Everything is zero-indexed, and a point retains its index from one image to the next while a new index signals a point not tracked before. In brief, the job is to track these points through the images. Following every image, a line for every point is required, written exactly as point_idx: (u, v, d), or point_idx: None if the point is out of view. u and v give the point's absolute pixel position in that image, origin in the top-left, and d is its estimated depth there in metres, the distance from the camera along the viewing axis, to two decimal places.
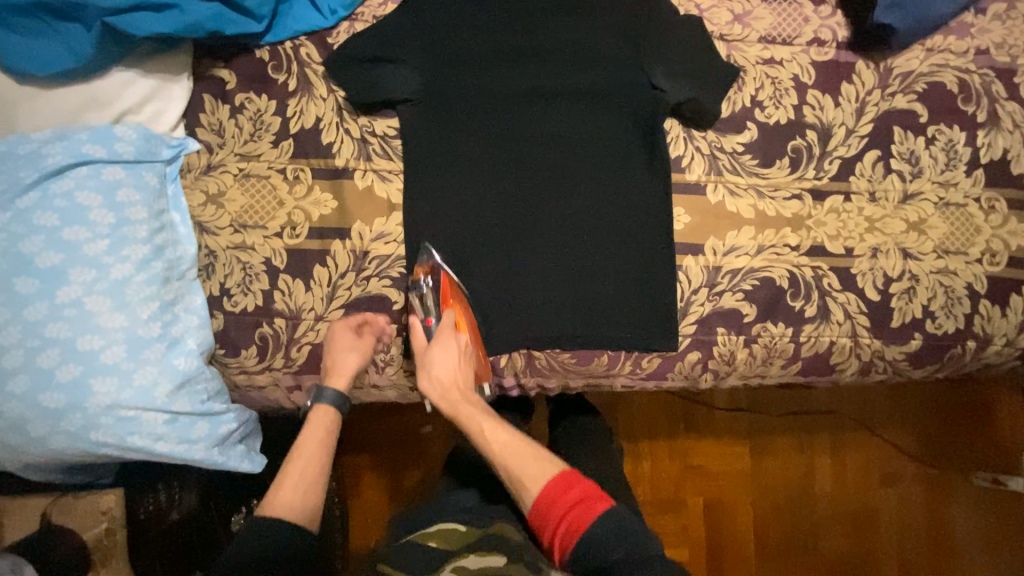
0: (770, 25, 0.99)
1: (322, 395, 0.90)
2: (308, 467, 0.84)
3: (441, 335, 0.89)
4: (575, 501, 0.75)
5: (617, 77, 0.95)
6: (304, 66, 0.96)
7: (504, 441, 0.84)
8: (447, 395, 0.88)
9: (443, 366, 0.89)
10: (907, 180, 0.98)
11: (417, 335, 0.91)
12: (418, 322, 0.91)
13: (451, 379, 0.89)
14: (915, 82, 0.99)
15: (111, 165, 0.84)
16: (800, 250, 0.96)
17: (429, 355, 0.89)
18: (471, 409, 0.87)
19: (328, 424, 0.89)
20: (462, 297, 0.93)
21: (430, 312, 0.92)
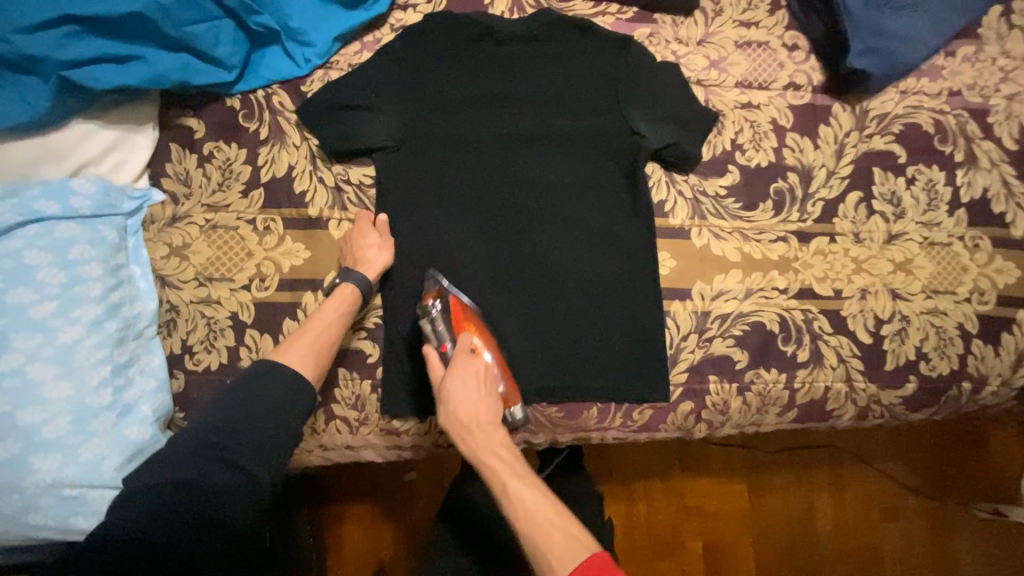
0: (746, 70, 0.99)
1: (350, 276, 0.85)
2: (312, 354, 0.80)
3: (459, 358, 0.79)
4: None
5: (596, 122, 0.94)
6: (276, 114, 0.94)
7: (529, 506, 0.70)
8: (474, 430, 0.75)
9: (467, 394, 0.77)
10: (890, 220, 0.97)
11: (432, 363, 0.80)
12: (432, 349, 0.81)
13: (476, 411, 0.76)
14: (891, 124, 0.99)
15: (65, 221, 0.80)
16: (789, 293, 0.94)
17: (447, 384, 0.77)
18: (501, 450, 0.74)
19: (348, 306, 0.85)
20: (475, 319, 0.86)
21: (445, 337, 0.82)
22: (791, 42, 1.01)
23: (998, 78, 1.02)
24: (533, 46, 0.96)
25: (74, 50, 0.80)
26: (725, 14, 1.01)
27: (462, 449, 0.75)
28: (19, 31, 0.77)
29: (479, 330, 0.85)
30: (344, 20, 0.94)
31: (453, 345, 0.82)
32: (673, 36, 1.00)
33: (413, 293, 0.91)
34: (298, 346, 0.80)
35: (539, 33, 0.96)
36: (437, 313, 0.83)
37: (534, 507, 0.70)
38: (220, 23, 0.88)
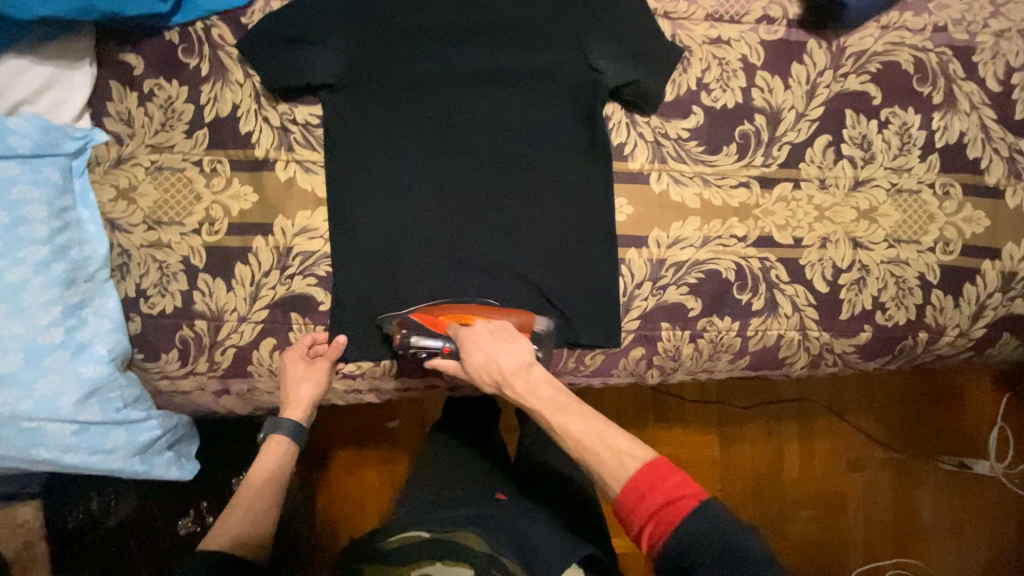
0: (717, 2, 0.93)
1: (278, 428, 0.86)
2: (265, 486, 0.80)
3: (462, 343, 0.81)
4: (661, 502, 0.62)
5: (553, 59, 0.90)
6: (217, 48, 0.89)
7: (583, 434, 0.71)
8: (507, 381, 0.78)
9: (477, 348, 0.80)
10: (858, 166, 0.94)
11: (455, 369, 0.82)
12: (439, 358, 0.83)
13: (498, 363, 0.79)
14: (869, 62, 0.94)
15: (4, 160, 0.78)
16: (747, 241, 0.92)
17: (471, 363, 0.80)
18: (549, 393, 0.76)
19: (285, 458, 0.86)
20: (455, 305, 0.88)
21: (443, 340, 0.84)
22: None
23: (988, 12, 0.95)
24: None
25: None
26: None
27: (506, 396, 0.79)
28: None
29: (458, 305, 0.88)
30: None
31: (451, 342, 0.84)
32: None
33: (364, 238, 0.90)
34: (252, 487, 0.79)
35: None
36: (428, 343, 0.83)
37: (585, 435, 0.71)
38: None
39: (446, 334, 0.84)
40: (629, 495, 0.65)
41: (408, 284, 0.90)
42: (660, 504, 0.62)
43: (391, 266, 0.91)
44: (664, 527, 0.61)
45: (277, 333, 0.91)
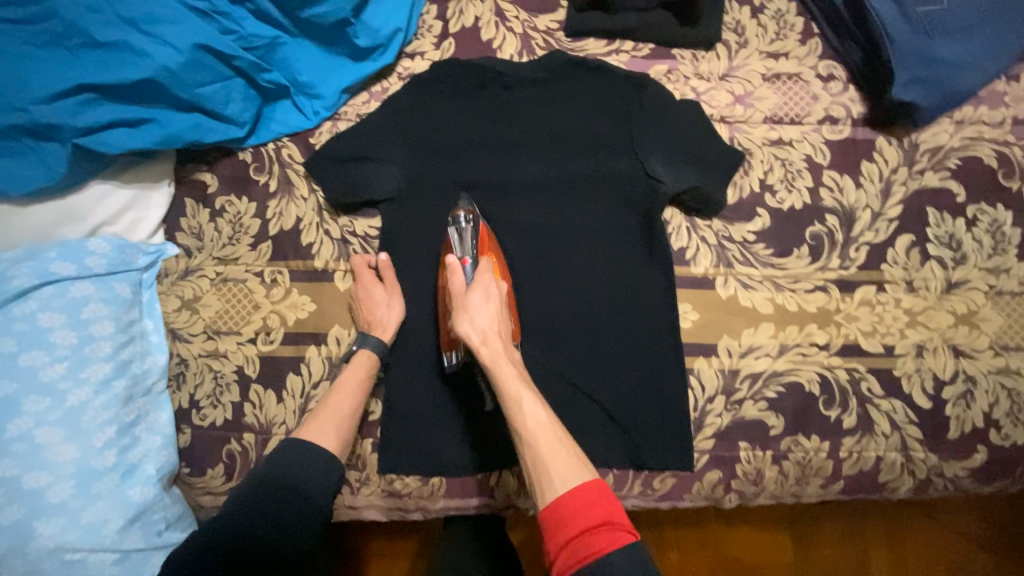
0: (774, 106, 0.91)
1: (366, 342, 0.84)
2: (342, 412, 0.79)
3: (478, 278, 0.78)
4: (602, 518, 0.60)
5: (607, 165, 0.89)
6: (286, 167, 0.94)
7: (540, 419, 0.69)
8: (490, 344, 0.73)
9: (484, 308, 0.75)
10: (949, 267, 0.86)
11: (454, 276, 0.78)
12: (454, 260, 0.80)
13: (492, 327, 0.74)
14: (946, 158, 0.89)
15: (79, 281, 0.81)
16: (831, 350, 0.84)
17: (468, 299, 0.76)
18: (518, 386, 0.71)
19: (364, 374, 0.83)
20: (497, 253, 0.85)
21: (468, 253, 0.82)
22: (827, 72, 0.92)
23: None
24: (541, 90, 0.92)
25: (89, 117, 0.79)
26: (750, 46, 0.93)
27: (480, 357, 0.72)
28: (40, 101, 0.77)
29: (502, 260, 0.85)
30: (353, 72, 0.91)
31: (473, 264, 0.81)
32: (692, 72, 0.93)
33: (420, 347, 0.88)
34: (324, 418, 0.78)
35: (547, 78, 0.91)
36: (465, 240, 0.82)
37: (555, 460, 0.65)
38: (230, 82, 0.85)
39: (476, 258, 0.81)
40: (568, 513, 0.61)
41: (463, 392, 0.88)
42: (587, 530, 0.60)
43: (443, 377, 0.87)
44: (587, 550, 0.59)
45: None
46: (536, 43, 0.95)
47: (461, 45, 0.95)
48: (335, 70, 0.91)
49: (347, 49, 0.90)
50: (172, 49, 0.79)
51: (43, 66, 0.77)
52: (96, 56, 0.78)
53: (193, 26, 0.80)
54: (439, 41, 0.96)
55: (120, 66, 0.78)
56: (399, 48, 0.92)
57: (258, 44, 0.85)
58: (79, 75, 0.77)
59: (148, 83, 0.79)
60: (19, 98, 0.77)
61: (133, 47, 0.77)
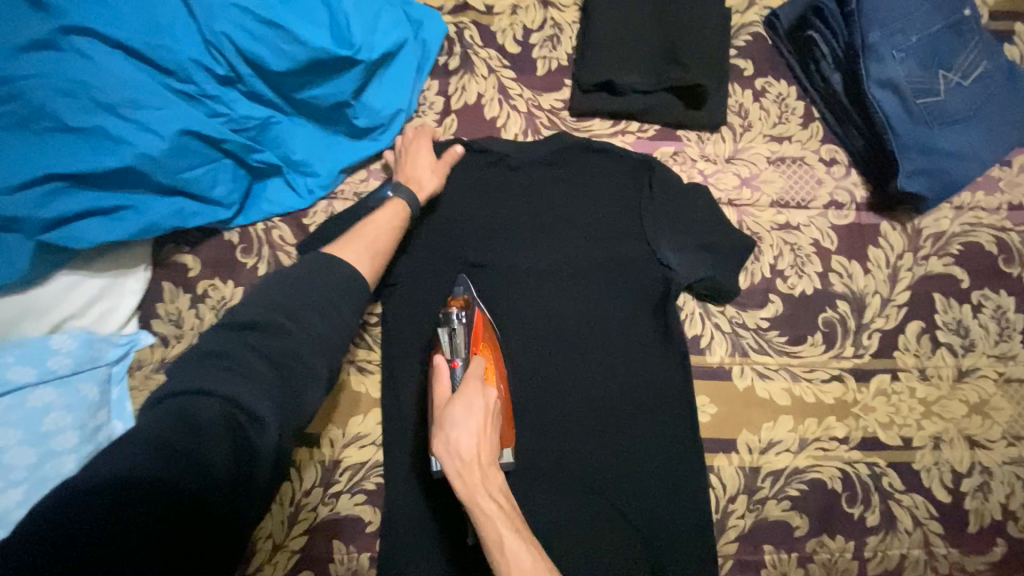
0: (781, 189, 0.91)
1: (400, 190, 0.78)
2: (376, 247, 0.72)
3: (465, 385, 0.67)
4: None
5: (618, 249, 0.86)
6: (276, 249, 0.87)
7: (523, 566, 0.59)
8: (471, 472, 0.62)
9: (469, 420, 0.64)
10: (958, 354, 0.86)
11: (441, 381, 0.70)
12: (443, 361, 0.71)
13: (479, 449, 0.63)
14: (948, 243, 0.90)
15: (39, 387, 0.73)
16: (850, 443, 0.82)
17: (451, 409, 0.64)
18: (499, 511, 0.61)
19: (399, 223, 0.76)
20: (492, 347, 0.76)
21: (459, 353, 0.73)
22: (829, 156, 0.93)
23: None
24: (549, 170, 0.89)
25: (57, 208, 0.71)
26: (754, 129, 0.93)
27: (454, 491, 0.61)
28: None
29: (494, 357, 0.76)
30: (350, 151, 0.86)
31: (464, 366, 0.72)
32: (699, 154, 0.93)
33: (417, 449, 0.79)
34: (357, 246, 0.70)
35: (555, 159, 0.89)
36: (455, 337, 0.73)
37: None
38: (218, 164, 0.79)
39: (468, 358, 0.72)
40: None
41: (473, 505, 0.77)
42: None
43: (449, 481, 0.78)
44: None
45: (316, 565, 0.78)
46: (540, 122, 0.94)
47: (465, 123, 0.93)
48: (331, 149, 0.86)
49: (343, 127, 0.86)
50: (156, 135, 0.73)
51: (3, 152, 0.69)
52: (68, 142, 0.71)
53: (178, 110, 0.74)
54: (442, 119, 0.93)
55: (96, 154, 0.71)
56: (400, 127, 0.88)
57: (250, 126, 0.79)
58: (49, 164, 0.70)
59: (127, 171, 0.73)
60: None
61: (110, 133, 0.71)
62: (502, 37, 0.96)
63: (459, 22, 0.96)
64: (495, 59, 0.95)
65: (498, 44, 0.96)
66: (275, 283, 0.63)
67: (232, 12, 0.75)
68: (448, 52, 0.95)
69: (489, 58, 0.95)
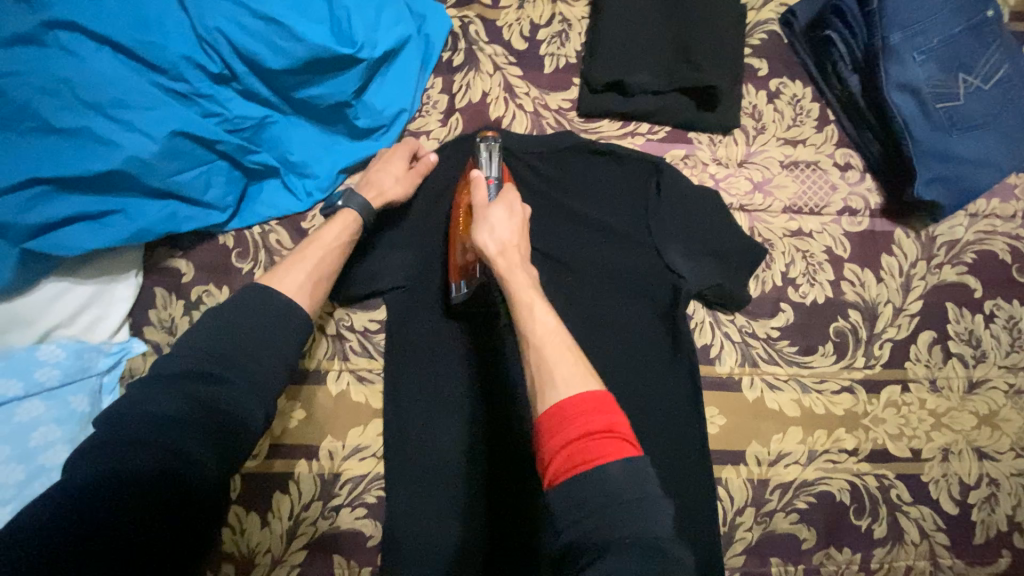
0: (794, 194, 0.89)
1: (351, 200, 0.74)
2: (319, 267, 0.68)
3: (504, 189, 0.70)
4: (602, 429, 0.51)
5: (627, 255, 0.83)
6: (272, 253, 0.84)
7: (549, 326, 0.60)
8: (506, 253, 0.65)
9: (506, 222, 0.67)
10: (970, 365, 0.85)
11: (475, 188, 0.71)
12: (480, 173, 0.73)
13: (512, 240, 0.66)
14: (963, 252, 0.88)
15: (27, 400, 0.70)
16: (858, 455, 0.81)
17: (489, 207, 0.68)
18: (529, 286, 0.63)
19: (347, 234, 0.72)
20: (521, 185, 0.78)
21: (494, 173, 0.74)
22: (844, 161, 0.90)
23: None
24: (554, 168, 0.85)
25: (42, 213, 0.68)
26: (767, 132, 0.90)
27: (496, 267, 0.65)
28: None
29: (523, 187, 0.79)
30: (351, 152, 0.82)
31: (499, 181, 0.74)
32: (711, 157, 0.90)
33: (419, 460, 0.77)
34: (297, 271, 0.66)
35: (559, 156, 0.85)
36: (492, 165, 0.75)
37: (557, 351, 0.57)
38: (212, 166, 0.76)
39: (505, 178, 0.75)
40: (565, 421, 0.52)
41: (478, 518, 0.76)
42: (605, 431, 0.51)
43: (453, 493, 0.76)
44: (601, 455, 0.49)
45: None
46: (547, 122, 0.90)
47: (470, 123, 0.89)
48: (330, 149, 0.82)
49: (344, 127, 0.82)
50: (146, 137, 0.69)
51: None
52: (53, 143, 0.67)
53: (169, 110, 0.71)
54: (446, 118, 0.89)
55: (82, 157, 0.68)
56: (402, 127, 0.84)
57: (246, 126, 0.76)
58: (33, 167, 0.67)
59: (116, 174, 0.69)
60: None
61: (97, 135, 0.68)
62: (508, 32, 0.92)
63: (464, 15, 0.92)
64: (501, 55, 0.92)
65: (504, 39, 0.92)
66: (210, 321, 0.59)
67: (225, 6, 0.71)
68: (452, 47, 0.91)
69: (495, 54, 0.91)
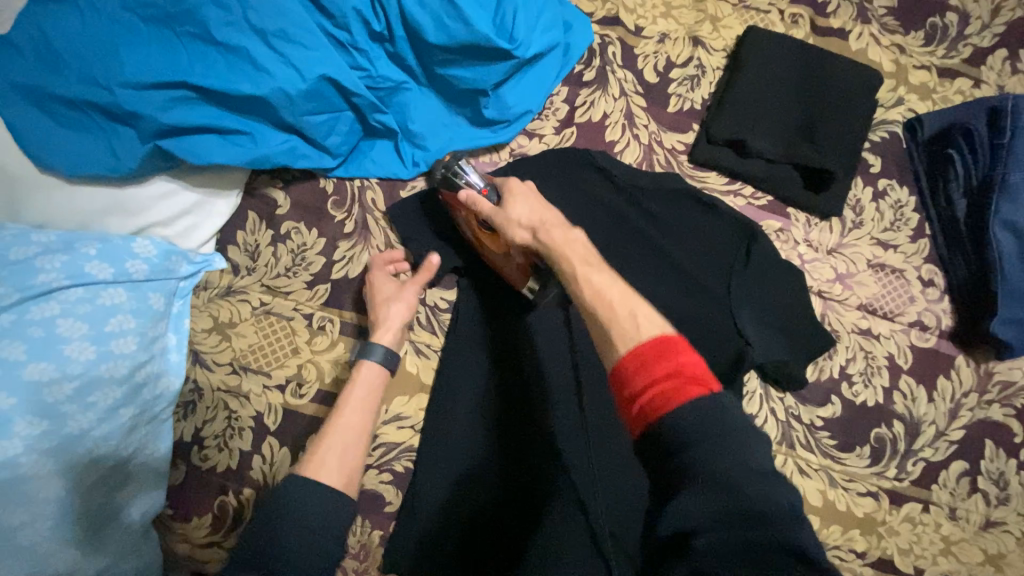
0: (872, 295, 0.90)
1: (370, 353, 0.77)
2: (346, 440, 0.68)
3: (509, 185, 0.76)
4: (669, 372, 0.49)
5: (702, 306, 0.83)
6: (367, 211, 0.86)
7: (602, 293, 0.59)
8: (545, 229, 0.69)
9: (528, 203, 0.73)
10: (991, 503, 0.86)
11: (481, 203, 0.74)
12: (474, 190, 0.76)
13: (541, 216, 0.71)
14: (1014, 395, 0.90)
15: (113, 287, 0.71)
16: (866, 558, 0.83)
17: (510, 206, 0.73)
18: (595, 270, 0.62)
19: (374, 390, 0.75)
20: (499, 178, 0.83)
21: (479, 181, 0.77)
22: (928, 277, 0.91)
23: None
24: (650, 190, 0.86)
25: (177, 115, 0.70)
26: (864, 228, 0.92)
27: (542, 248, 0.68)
28: (128, 85, 0.68)
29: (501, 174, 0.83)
30: (467, 138, 0.85)
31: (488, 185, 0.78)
32: (803, 237, 0.91)
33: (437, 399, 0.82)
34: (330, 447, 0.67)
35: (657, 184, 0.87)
36: (474, 177, 0.78)
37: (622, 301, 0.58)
38: (340, 115, 0.78)
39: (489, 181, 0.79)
40: (628, 367, 0.51)
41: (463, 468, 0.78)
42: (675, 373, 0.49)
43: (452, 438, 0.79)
44: (674, 400, 0.47)
45: None
46: (657, 159, 0.92)
47: (585, 139, 0.91)
48: (449, 129, 0.85)
49: (468, 111, 0.85)
50: (296, 73, 0.72)
51: (142, 45, 0.69)
52: (208, 54, 0.71)
53: (325, 54, 0.73)
54: (562, 128, 0.90)
55: (231, 75, 0.70)
56: (521, 127, 0.87)
57: (383, 86, 0.79)
58: (183, 71, 0.69)
59: (257, 99, 0.72)
60: (104, 74, 0.68)
61: (252, 58, 0.71)
62: (643, 62, 0.94)
63: (607, 35, 0.94)
64: (631, 82, 0.93)
65: (638, 68, 0.93)
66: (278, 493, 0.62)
67: None
68: (586, 62, 0.92)
69: (625, 79, 0.93)
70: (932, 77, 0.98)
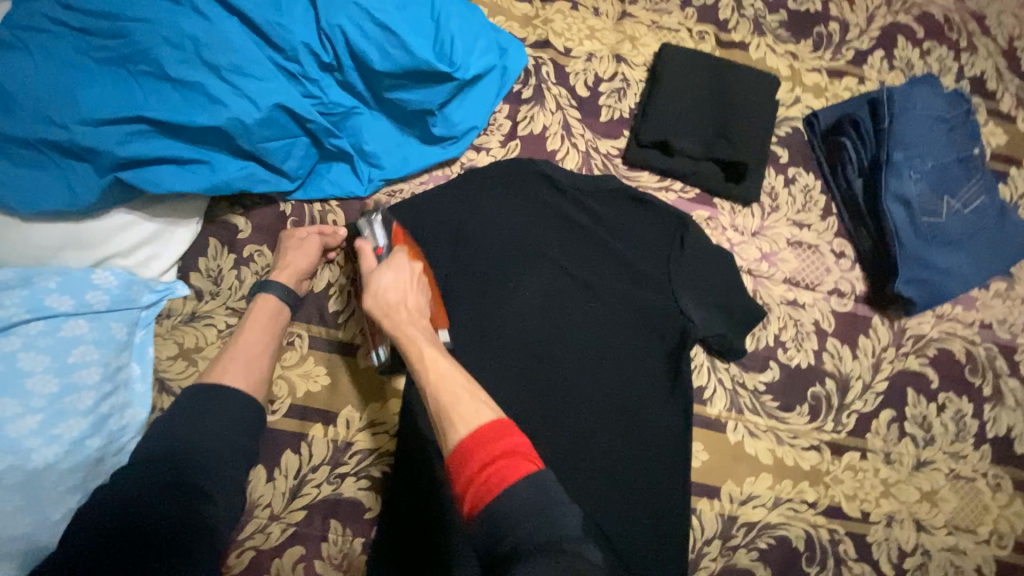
0: (794, 269, 1.01)
1: (270, 288, 0.80)
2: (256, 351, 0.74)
3: (392, 258, 0.78)
4: (499, 454, 0.57)
5: (646, 291, 0.91)
6: None
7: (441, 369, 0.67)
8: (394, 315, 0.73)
9: (397, 285, 0.76)
10: (920, 445, 0.96)
11: (364, 258, 0.81)
12: (368, 246, 0.81)
13: (401, 298, 0.75)
14: (926, 346, 1.01)
15: (74, 318, 0.73)
16: (817, 507, 0.91)
17: (375, 275, 0.76)
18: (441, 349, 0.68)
19: (274, 319, 0.79)
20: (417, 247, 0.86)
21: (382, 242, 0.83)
22: (840, 249, 1.03)
23: None
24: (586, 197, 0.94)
25: (134, 148, 0.74)
26: (780, 211, 1.03)
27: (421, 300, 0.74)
28: (84, 122, 0.71)
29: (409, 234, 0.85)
30: (419, 155, 0.92)
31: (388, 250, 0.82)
32: (730, 223, 1.02)
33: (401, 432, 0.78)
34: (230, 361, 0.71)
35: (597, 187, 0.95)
36: (375, 232, 0.83)
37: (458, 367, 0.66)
38: (295, 140, 0.83)
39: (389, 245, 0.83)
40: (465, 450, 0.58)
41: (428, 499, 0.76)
42: (505, 456, 0.57)
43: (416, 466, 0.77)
44: (504, 480, 0.55)
45: (308, 541, 0.79)
46: (595, 163, 1.01)
47: (528, 149, 0.99)
48: (402, 147, 0.91)
49: (418, 130, 0.92)
50: (251, 103, 0.77)
51: (98, 84, 0.73)
52: (164, 90, 0.75)
53: (278, 84, 0.79)
54: (507, 141, 0.99)
55: (188, 108, 0.75)
56: (468, 142, 0.94)
57: (336, 112, 0.84)
58: (139, 106, 0.73)
59: (213, 129, 0.76)
60: (59, 113, 0.71)
61: (207, 92, 0.75)
62: (574, 78, 1.04)
63: (539, 57, 1.04)
64: (565, 97, 1.03)
65: (570, 84, 1.03)
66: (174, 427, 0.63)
67: (351, 9, 0.82)
68: (523, 81, 1.01)
69: (560, 95, 1.02)
70: (823, 78, 1.12)
